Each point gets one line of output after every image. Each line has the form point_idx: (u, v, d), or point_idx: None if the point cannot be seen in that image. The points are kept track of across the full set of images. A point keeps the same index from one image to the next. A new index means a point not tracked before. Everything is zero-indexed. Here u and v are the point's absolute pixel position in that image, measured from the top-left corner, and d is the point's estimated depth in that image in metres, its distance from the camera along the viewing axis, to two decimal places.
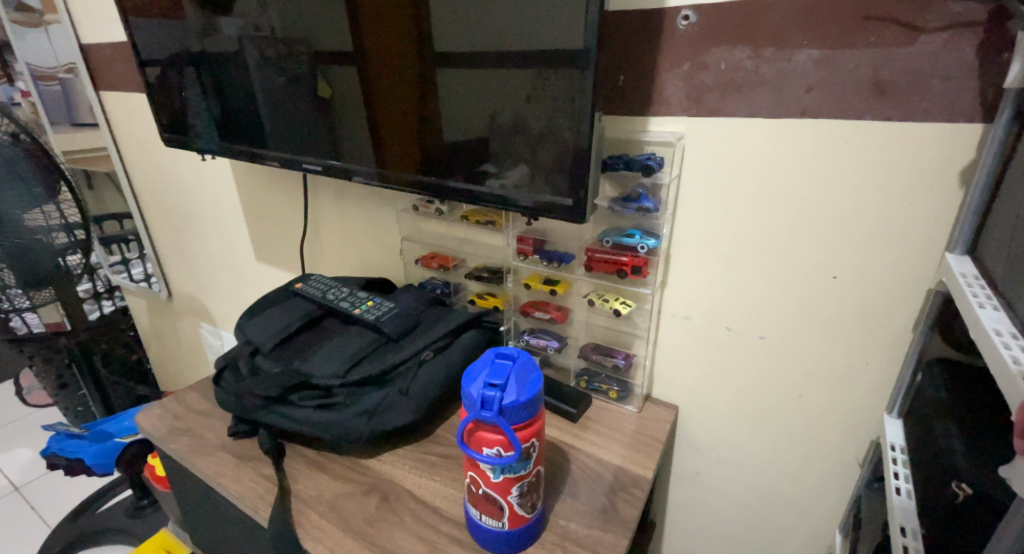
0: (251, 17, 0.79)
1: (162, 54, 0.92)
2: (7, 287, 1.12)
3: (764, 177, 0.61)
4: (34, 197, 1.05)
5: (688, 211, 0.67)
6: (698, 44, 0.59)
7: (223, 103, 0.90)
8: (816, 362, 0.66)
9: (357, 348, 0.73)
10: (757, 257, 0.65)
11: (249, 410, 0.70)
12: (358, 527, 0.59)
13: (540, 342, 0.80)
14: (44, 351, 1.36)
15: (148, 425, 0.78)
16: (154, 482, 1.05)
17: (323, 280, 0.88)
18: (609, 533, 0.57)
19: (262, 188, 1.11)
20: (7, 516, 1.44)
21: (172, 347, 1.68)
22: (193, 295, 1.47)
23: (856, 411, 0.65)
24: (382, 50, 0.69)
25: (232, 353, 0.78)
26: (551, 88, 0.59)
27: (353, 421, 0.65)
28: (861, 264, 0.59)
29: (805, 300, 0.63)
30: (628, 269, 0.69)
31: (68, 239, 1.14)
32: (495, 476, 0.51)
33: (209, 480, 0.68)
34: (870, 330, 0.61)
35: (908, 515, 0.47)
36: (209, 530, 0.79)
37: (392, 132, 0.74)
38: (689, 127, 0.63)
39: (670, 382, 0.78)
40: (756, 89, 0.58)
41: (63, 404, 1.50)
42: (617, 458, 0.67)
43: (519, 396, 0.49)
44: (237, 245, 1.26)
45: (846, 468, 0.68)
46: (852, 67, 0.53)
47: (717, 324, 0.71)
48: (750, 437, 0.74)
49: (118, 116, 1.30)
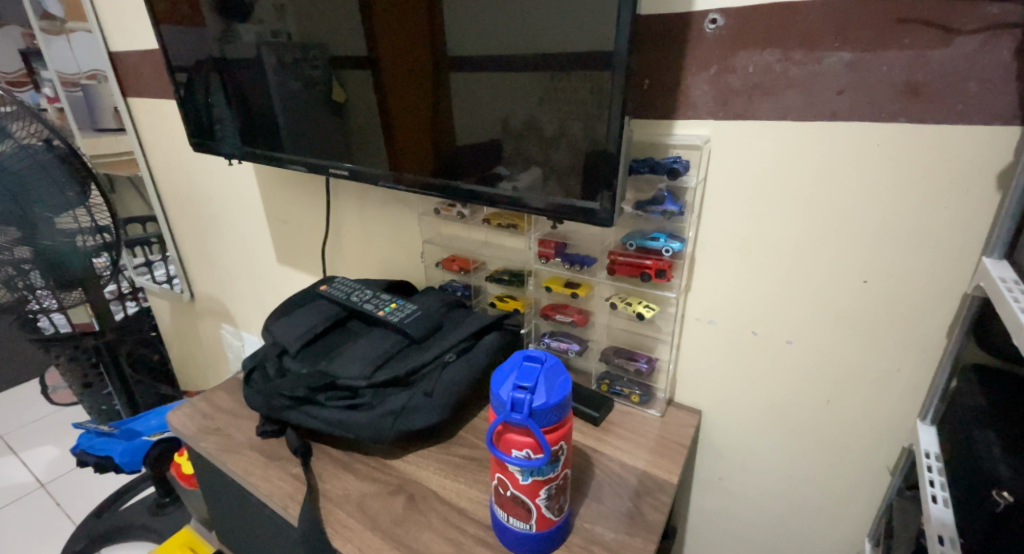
0: (270, 22, 0.81)
1: (188, 60, 0.94)
2: (36, 288, 1.14)
3: (791, 181, 0.61)
4: (67, 201, 1.07)
5: (715, 215, 0.67)
6: (725, 47, 0.59)
7: (244, 108, 0.91)
8: (844, 367, 0.65)
9: (382, 350, 0.74)
10: (784, 259, 0.64)
11: (278, 410, 0.71)
12: (387, 527, 0.59)
13: (560, 345, 0.80)
14: (69, 352, 1.40)
15: (177, 423, 0.79)
16: (181, 479, 1.07)
17: (347, 282, 0.90)
18: (636, 537, 0.57)
19: (285, 191, 1.13)
20: (32, 511, 1.48)
21: (193, 348, 1.71)
22: (216, 297, 1.50)
23: (886, 419, 0.64)
24: (398, 56, 0.70)
25: (261, 354, 0.79)
26: (567, 91, 0.60)
27: (379, 421, 0.65)
28: (891, 267, 0.58)
29: (834, 303, 0.63)
30: (651, 272, 0.68)
31: (96, 242, 1.15)
32: (523, 479, 0.51)
33: (238, 478, 0.69)
34: (901, 334, 0.60)
35: (945, 524, 0.47)
36: (237, 528, 0.80)
37: (407, 135, 0.74)
38: (715, 130, 0.63)
39: (694, 386, 0.78)
40: (786, 91, 0.57)
41: (86, 403, 1.53)
42: (641, 463, 0.67)
43: (548, 398, 0.49)
44: (259, 247, 1.28)
45: (878, 475, 0.67)
46: (885, 69, 0.52)
47: (742, 328, 0.70)
48: (775, 442, 0.74)
49: (143, 120, 1.33)
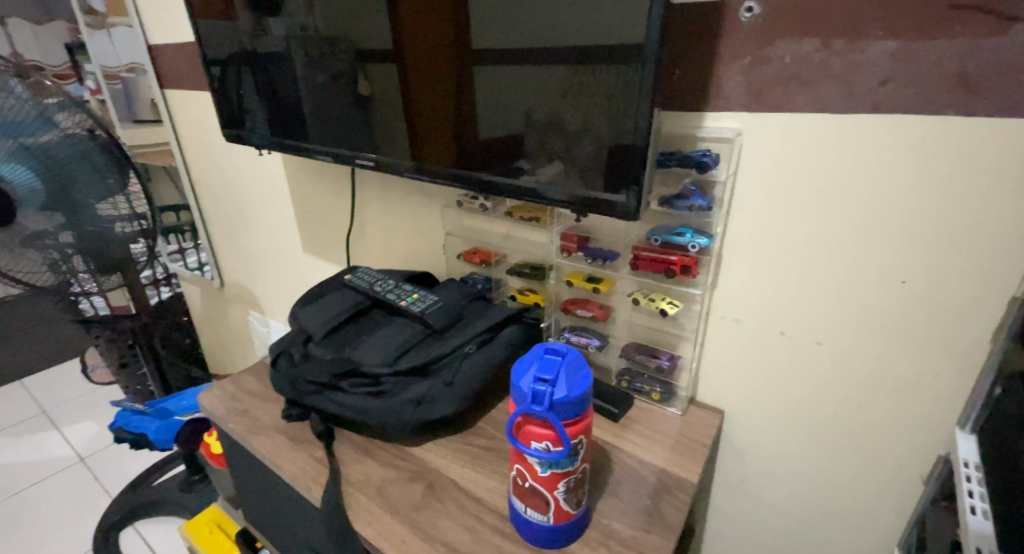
0: (298, 16, 0.82)
1: (220, 53, 0.96)
2: (78, 272, 1.20)
3: (827, 178, 0.59)
4: (109, 187, 1.11)
5: (744, 210, 0.65)
6: (761, 37, 0.57)
7: (273, 100, 0.93)
8: (876, 370, 0.63)
9: (404, 339, 0.74)
10: (817, 256, 0.62)
11: (302, 394, 0.72)
12: (406, 513, 0.60)
13: (580, 340, 0.80)
14: (109, 332, 1.45)
15: (208, 404, 0.82)
16: (209, 458, 1.10)
17: (370, 272, 0.91)
18: (654, 535, 0.57)
19: (312, 181, 1.15)
20: (71, 483, 1.55)
21: (222, 333, 1.76)
22: (244, 284, 1.53)
23: (920, 425, 0.62)
24: (422, 49, 0.70)
25: (286, 340, 0.81)
26: (591, 84, 0.59)
27: (399, 409, 0.66)
28: (931, 267, 0.56)
29: (868, 304, 0.61)
30: (676, 268, 0.67)
31: (133, 228, 1.19)
32: (543, 471, 0.51)
33: (263, 459, 0.71)
34: (939, 338, 0.58)
35: (984, 537, 0.45)
36: (261, 507, 0.82)
37: (430, 126, 0.75)
38: (747, 122, 0.61)
39: (717, 385, 0.76)
40: (826, 82, 0.55)
41: (123, 384, 1.59)
42: (660, 460, 0.66)
43: (569, 392, 0.49)
44: (285, 236, 1.30)
45: (909, 483, 0.65)
46: (933, 59, 0.50)
47: (770, 327, 0.69)
48: (800, 445, 0.72)
49: (177, 111, 1.37)
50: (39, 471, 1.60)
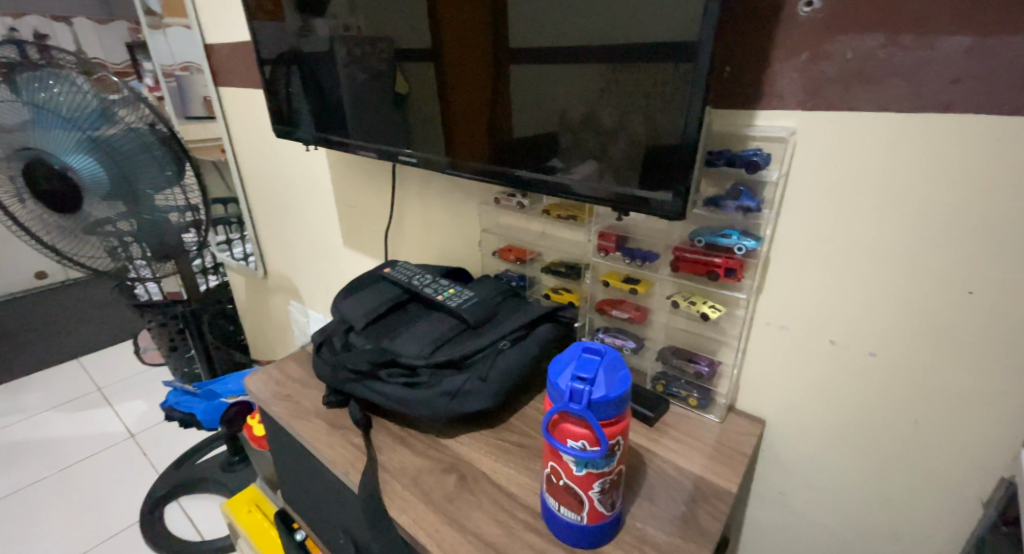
0: (341, 17, 0.83)
1: (269, 52, 0.99)
2: (135, 259, 1.26)
3: (887, 180, 0.56)
4: (167, 178, 1.16)
5: (795, 213, 0.63)
6: (820, 33, 0.55)
7: (317, 98, 0.96)
8: (934, 384, 0.59)
9: (441, 332, 0.75)
10: (873, 262, 0.59)
11: (342, 382, 0.74)
12: (440, 503, 0.61)
13: (615, 341, 0.79)
14: (160, 317, 1.53)
15: (253, 387, 0.85)
16: (251, 440, 1.14)
17: (408, 266, 0.92)
18: (689, 542, 0.55)
19: (354, 177, 1.17)
20: (122, 457, 1.63)
21: (263, 322, 1.82)
22: (286, 275, 1.58)
23: (982, 444, 0.58)
24: (459, 48, 0.71)
25: (328, 330, 0.83)
26: (630, 82, 0.58)
27: (436, 400, 0.67)
28: (1000, 277, 0.53)
29: (928, 314, 0.58)
30: (720, 271, 0.66)
31: (187, 218, 1.24)
32: (578, 469, 0.50)
33: (304, 442, 0.73)
34: (1006, 352, 0.54)
35: None
36: (300, 490, 0.85)
37: (466, 124, 0.75)
38: (801, 121, 0.59)
39: (760, 393, 0.74)
40: (890, 79, 0.53)
41: (173, 363, 1.68)
42: (697, 467, 0.65)
43: (607, 392, 0.48)
44: (327, 230, 1.34)
45: (966, 505, 0.61)
46: (1012, 55, 0.47)
47: (819, 336, 0.66)
48: (847, 460, 0.69)
49: (229, 107, 1.43)
50: (94, 444, 1.69)
